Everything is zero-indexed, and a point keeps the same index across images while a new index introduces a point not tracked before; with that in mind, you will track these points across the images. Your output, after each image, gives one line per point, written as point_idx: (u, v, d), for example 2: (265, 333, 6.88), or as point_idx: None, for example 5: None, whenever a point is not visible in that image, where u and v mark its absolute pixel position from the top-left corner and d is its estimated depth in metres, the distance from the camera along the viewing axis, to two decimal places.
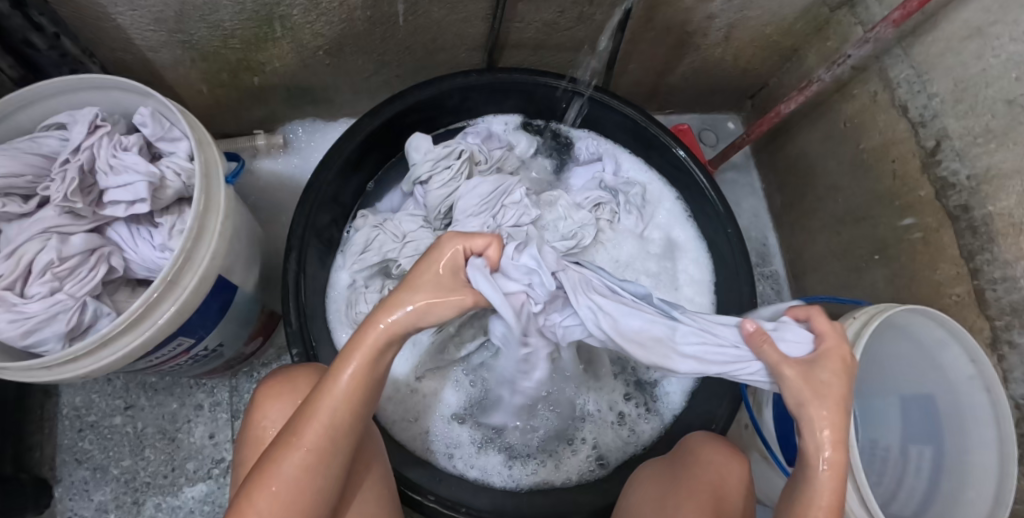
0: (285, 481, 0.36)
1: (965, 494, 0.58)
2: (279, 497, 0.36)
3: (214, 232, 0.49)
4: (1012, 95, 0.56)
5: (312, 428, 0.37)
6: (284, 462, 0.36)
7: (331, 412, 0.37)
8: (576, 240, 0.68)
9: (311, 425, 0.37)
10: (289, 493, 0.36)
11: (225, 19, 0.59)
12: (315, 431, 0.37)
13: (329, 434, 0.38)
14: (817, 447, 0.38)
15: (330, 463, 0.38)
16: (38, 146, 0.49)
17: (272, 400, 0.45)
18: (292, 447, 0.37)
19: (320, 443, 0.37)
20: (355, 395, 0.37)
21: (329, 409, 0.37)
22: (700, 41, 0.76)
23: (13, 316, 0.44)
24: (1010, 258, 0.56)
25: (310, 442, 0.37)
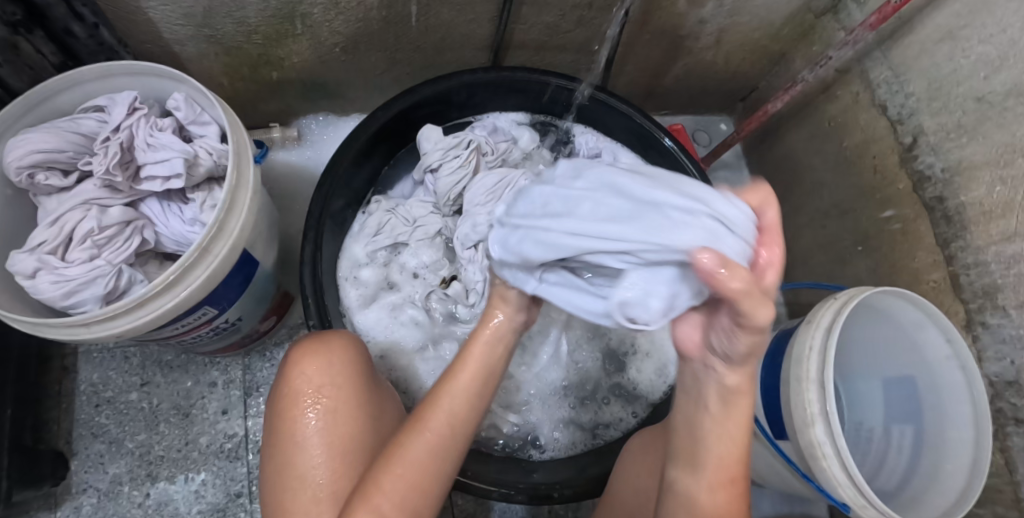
0: (418, 458, 0.42)
1: (944, 468, 0.61)
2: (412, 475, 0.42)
3: (243, 207, 0.52)
4: (980, 93, 0.61)
5: (439, 421, 0.44)
6: (416, 443, 0.43)
7: (449, 408, 0.45)
8: None
9: (437, 415, 0.45)
10: (413, 474, 0.42)
11: (250, 16, 0.63)
12: (440, 423, 0.44)
13: (451, 421, 0.45)
14: (727, 363, 0.37)
15: (455, 447, 0.45)
16: (77, 126, 0.53)
17: (308, 357, 0.48)
18: (420, 431, 0.44)
19: (446, 430, 0.44)
20: (468, 400, 0.46)
21: (451, 400, 0.45)
22: (693, 45, 0.81)
23: (56, 278, 0.47)
24: (982, 244, 0.60)
25: (436, 439, 0.44)
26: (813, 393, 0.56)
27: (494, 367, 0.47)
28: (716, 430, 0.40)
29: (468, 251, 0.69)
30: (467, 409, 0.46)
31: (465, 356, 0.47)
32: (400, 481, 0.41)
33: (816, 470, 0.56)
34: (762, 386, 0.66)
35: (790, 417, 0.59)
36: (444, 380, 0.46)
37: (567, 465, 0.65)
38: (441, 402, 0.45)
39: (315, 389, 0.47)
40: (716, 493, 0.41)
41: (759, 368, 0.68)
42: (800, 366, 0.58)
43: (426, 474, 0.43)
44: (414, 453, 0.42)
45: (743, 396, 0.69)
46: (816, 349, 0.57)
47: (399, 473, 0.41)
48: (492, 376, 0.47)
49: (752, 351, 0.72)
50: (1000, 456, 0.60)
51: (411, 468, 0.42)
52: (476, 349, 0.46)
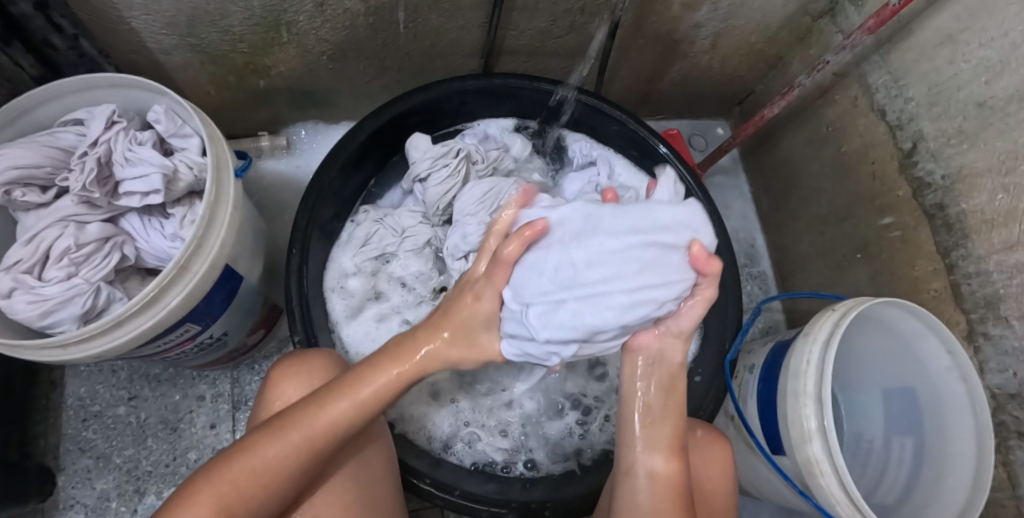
0: (268, 461, 0.39)
1: (945, 482, 0.59)
2: (258, 472, 0.39)
3: (223, 222, 0.51)
4: (981, 98, 0.59)
5: (312, 427, 0.40)
6: (278, 442, 0.39)
7: (328, 418, 0.41)
8: None
9: (315, 420, 0.40)
10: (262, 474, 0.39)
11: (234, 25, 0.62)
12: (312, 427, 0.40)
13: (331, 432, 0.41)
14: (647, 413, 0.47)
15: (317, 454, 0.41)
16: (56, 140, 0.52)
17: (289, 379, 0.47)
18: (282, 436, 0.40)
19: (318, 439, 0.40)
20: (355, 411, 0.41)
21: (339, 405, 0.41)
22: (687, 49, 0.79)
23: (32, 297, 0.46)
24: (983, 253, 0.58)
25: (302, 442, 0.40)
26: (810, 408, 0.55)
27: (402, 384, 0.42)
28: (657, 413, 0.47)
29: (458, 261, 0.68)
30: (350, 415, 0.41)
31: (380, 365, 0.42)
32: (250, 476, 0.38)
33: (814, 487, 0.55)
34: (759, 399, 0.65)
35: (787, 433, 0.58)
36: (345, 383, 0.42)
37: (560, 480, 0.64)
38: (329, 404, 0.41)
39: (293, 411, 0.46)
40: (660, 460, 0.46)
41: (756, 381, 0.67)
42: (797, 381, 0.57)
43: (281, 475, 0.39)
44: (270, 453, 0.39)
45: (739, 409, 0.68)
46: (814, 363, 0.56)
47: (251, 473, 0.39)
48: (393, 387, 0.42)
49: (749, 362, 0.71)
50: (1002, 470, 0.59)
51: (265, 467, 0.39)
52: (389, 362, 0.42)
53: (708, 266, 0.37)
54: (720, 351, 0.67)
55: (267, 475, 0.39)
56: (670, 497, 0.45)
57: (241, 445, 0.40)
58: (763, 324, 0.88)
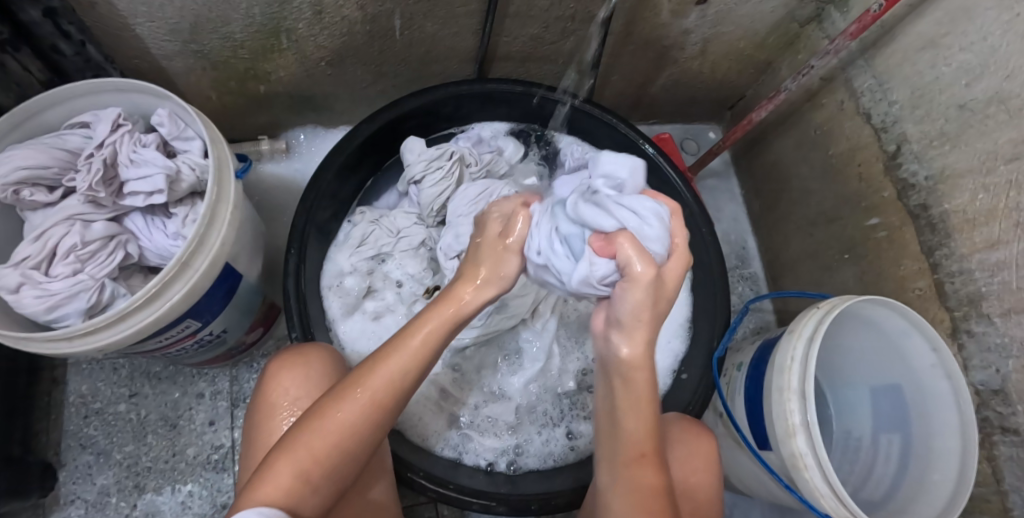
0: (344, 423, 0.40)
1: (931, 477, 0.60)
2: (338, 436, 0.40)
3: (224, 221, 0.53)
4: (963, 101, 0.61)
5: (376, 384, 0.41)
6: (349, 403, 0.41)
7: (391, 375, 0.42)
8: None
9: (378, 378, 0.42)
10: (337, 437, 0.40)
11: (236, 31, 0.64)
12: (377, 385, 0.41)
13: (394, 388, 0.42)
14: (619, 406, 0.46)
15: (389, 411, 0.42)
16: (63, 142, 0.54)
17: (285, 370, 0.49)
18: (348, 397, 0.41)
19: (385, 396, 0.42)
20: (412, 366, 0.42)
21: (396, 364, 0.42)
22: (678, 54, 0.81)
23: (39, 293, 0.48)
24: (966, 252, 0.60)
25: (369, 400, 0.41)
26: (794, 403, 0.56)
27: (447, 339, 0.43)
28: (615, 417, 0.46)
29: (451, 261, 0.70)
30: (411, 370, 0.42)
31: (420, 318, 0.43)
32: (322, 442, 0.40)
33: (799, 481, 0.56)
34: (747, 396, 0.66)
35: (773, 429, 0.59)
36: (395, 340, 0.43)
37: (549, 475, 0.65)
38: (389, 361, 0.42)
39: (292, 401, 0.48)
40: (631, 470, 0.46)
41: (744, 378, 0.68)
42: (783, 377, 0.58)
43: (360, 435, 0.41)
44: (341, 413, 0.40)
45: (728, 406, 0.69)
46: (799, 359, 0.57)
47: (328, 434, 0.40)
48: (444, 339, 0.43)
49: (738, 360, 0.72)
50: (986, 465, 0.60)
51: (337, 433, 0.40)
52: (434, 309, 0.43)
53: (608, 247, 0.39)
54: (708, 349, 0.68)
55: (342, 438, 0.40)
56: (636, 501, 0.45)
57: (314, 413, 0.41)
58: (754, 324, 0.89)
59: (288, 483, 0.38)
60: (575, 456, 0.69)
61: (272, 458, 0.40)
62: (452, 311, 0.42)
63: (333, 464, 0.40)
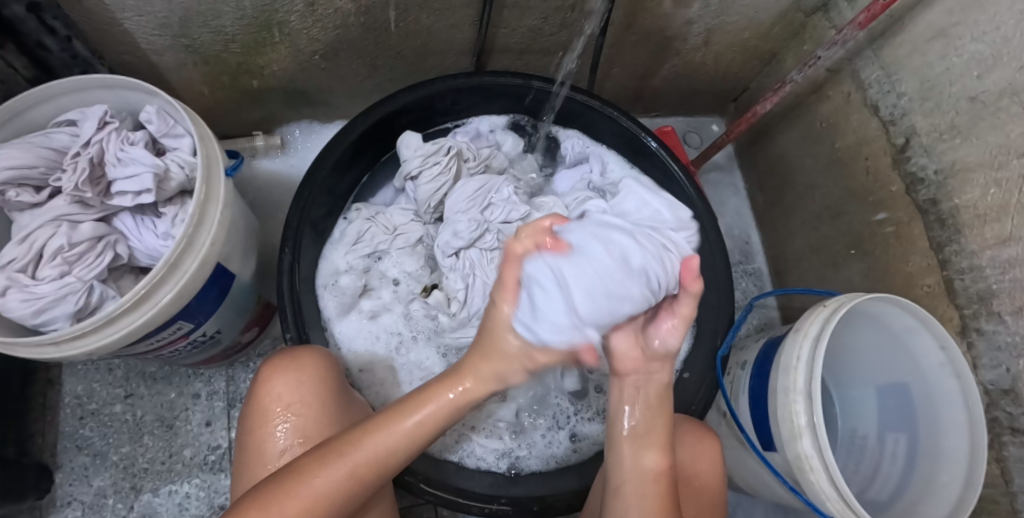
0: (322, 490, 0.40)
1: (938, 478, 0.59)
2: (312, 504, 0.39)
3: (213, 221, 0.52)
4: (974, 92, 0.59)
5: (361, 456, 0.42)
6: (329, 472, 0.40)
7: (377, 449, 0.42)
8: None
9: (363, 450, 0.42)
10: (312, 503, 0.39)
11: (227, 25, 0.62)
12: (364, 455, 0.42)
13: (377, 462, 0.42)
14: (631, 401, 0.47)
15: (366, 485, 0.42)
16: (49, 141, 0.52)
17: (279, 376, 0.47)
18: (337, 463, 0.41)
19: (366, 467, 0.42)
20: (401, 445, 0.43)
21: (384, 439, 0.43)
22: (680, 46, 0.79)
23: (25, 296, 0.47)
24: (977, 248, 0.58)
25: (352, 470, 0.41)
26: (800, 404, 0.55)
27: (439, 423, 0.45)
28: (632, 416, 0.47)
29: (450, 259, 0.69)
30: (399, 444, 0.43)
31: (420, 398, 0.45)
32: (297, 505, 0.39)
33: (805, 483, 0.55)
34: (751, 396, 0.65)
35: (778, 430, 0.58)
36: (390, 414, 0.44)
37: (550, 476, 0.64)
38: (376, 434, 0.43)
39: (286, 410, 0.47)
40: (651, 455, 0.46)
41: (748, 377, 0.67)
42: (788, 377, 0.57)
43: (335, 502, 0.40)
44: (323, 477, 0.40)
45: (731, 406, 0.68)
46: (804, 359, 0.56)
47: (303, 500, 0.39)
48: (440, 421, 0.45)
49: (742, 359, 0.71)
50: (995, 466, 0.59)
51: (313, 497, 0.40)
52: (434, 392, 0.45)
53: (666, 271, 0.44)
54: (711, 348, 0.67)
55: (314, 502, 0.40)
56: (658, 490, 0.45)
57: (292, 473, 0.41)
58: (757, 321, 0.88)
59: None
60: (577, 458, 0.68)
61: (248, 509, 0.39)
62: (444, 392, 0.45)
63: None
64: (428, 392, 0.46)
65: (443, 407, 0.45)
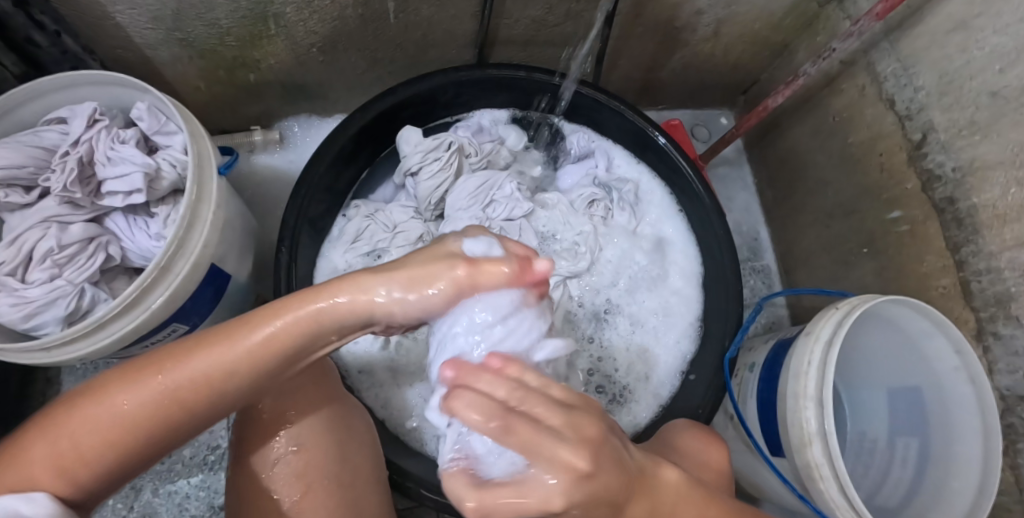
0: (130, 408, 0.32)
1: (950, 485, 0.57)
2: (113, 425, 0.32)
3: (206, 221, 0.50)
4: (995, 87, 0.56)
5: (179, 374, 0.33)
6: (138, 388, 0.32)
7: (204, 367, 0.33)
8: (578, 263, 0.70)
9: (187, 364, 0.33)
10: (111, 426, 0.32)
11: (221, 18, 0.60)
12: (182, 376, 0.33)
13: (207, 382, 0.33)
14: None
15: (190, 408, 0.33)
16: (39, 139, 0.51)
17: None
18: (145, 384, 0.32)
19: (189, 389, 0.33)
20: (239, 364, 0.33)
21: (214, 356, 0.33)
22: (689, 37, 0.77)
23: (14, 300, 0.46)
24: (995, 250, 0.56)
25: (165, 390, 0.32)
26: (810, 410, 0.53)
27: (296, 344, 0.35)
28: None
29: None
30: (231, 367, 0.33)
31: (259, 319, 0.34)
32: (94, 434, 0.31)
33: (813, 490, 0.54)
34: (759, 399, 0.63)
35: (787, 435, 0.56)
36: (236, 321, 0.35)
37: None
38: (206, 347, 0.33)
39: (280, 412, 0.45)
40: None
41: (756, 379, 0.66)
42: (798, 382, 0.55)
43: (148, 429, 0.32)
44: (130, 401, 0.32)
45: (738, 409, 0.66)
46: (816, 364, 0.54)
47: (99, 420, 0.32)
48: (294, 341, 0.34)
49: (750, 361, 0.69)
50: (1009, 474, 0.57)
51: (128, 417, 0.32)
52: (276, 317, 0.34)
53: (471, 377, 0.32)
54: (719, 350, 0.65)
55: (115, 431, 0.32)
56: None
57: (92, 389, 0.33)
58: (765, 320, 0.86)
59: (50, 482, 0.31)
60: None
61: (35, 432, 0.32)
62: (302, 308, 0.34)
63: (101, 457, 0.32)
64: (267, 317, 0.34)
65: (295, 331, 0.34)
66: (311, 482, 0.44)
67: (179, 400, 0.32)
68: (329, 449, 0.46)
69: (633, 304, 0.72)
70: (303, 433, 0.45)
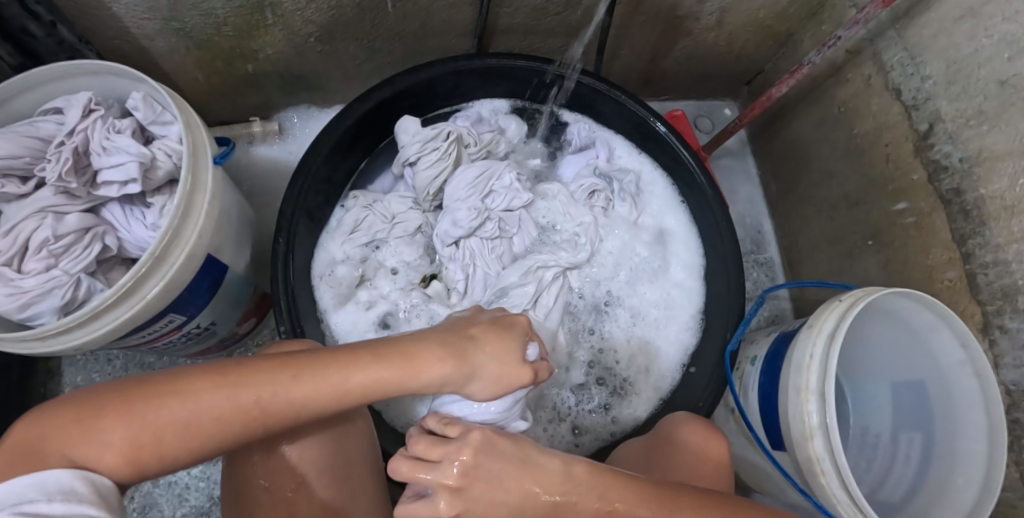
0: (217, 412, 0.36)
1: (953, 480, 0.57)
2: (190, 426, 0.36)
3: (201, 212, 0.50)
4: (1004, 76, 0.55)
5: (267, 399, 0.38)
6: (227, 398, 0.37)
7: (289, 397, 0.38)
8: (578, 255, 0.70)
9: (276, 391, 0.38)
10: (193, 427, 0.36)
11: (217, 7, 0.60)
12: (268, 400, 0.38)
13: (284, 413, 0.38)
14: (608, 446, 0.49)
15: (259, 430, 0.38)
16: (34, 129, 0.51)
17: None
18: (236, 398, 0.37)
19: (270, 413, 0.38)
20: (316, 403, 0.39)
21: (304, 391, 0.39)
22: (691, 25, 0.76)
23: (10, 290, 0.46)
24: (1002, 242, 0.55)
25: (252, 408, 0.37)
26: (812, 404, 0.53)
27: (366, 396, 0.41)
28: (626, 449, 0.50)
29: (449, 248, 0.68)
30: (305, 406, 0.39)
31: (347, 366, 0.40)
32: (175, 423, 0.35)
33: (814, 484, 0.53)
34: (760, 392, 0.63)
35: (788, 428, 0.56)
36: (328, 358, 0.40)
37: None
38: (296, 383, 0.38)
39: None
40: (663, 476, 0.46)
41: (758, 373, 0.65)
42: (800, 376, 0.55)
43: (217, 439, 0.37)
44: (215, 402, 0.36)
45: (739, 403, 0.66)
46: (818, 357, 0.54)
47: (185, 418, 0.36)
48: (365, 396, 0.41)
49: (751, 354, 0.68)
50: (1015, 469, 0.56)
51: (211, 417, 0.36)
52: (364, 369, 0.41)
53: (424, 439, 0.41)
54: (720, 342, 0.65)
55: (191, 428, 0.36)
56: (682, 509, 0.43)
57: (177, 383, 0.37)
58: (768, 313, 0.86)
59: (113, 462, 0.34)
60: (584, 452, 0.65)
61: (112, 402, 0.35)
62: (376, 365, 0.41)
63: (168, 447, 0.36)
64: (355, 365, 0.41)
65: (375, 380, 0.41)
66: (304, 475, 0.44)
67: (255, 419, 0.37)
68: (324, 438, 0.46)
69: (635, 296, 0.72)
70: (308, 435, 0.45)
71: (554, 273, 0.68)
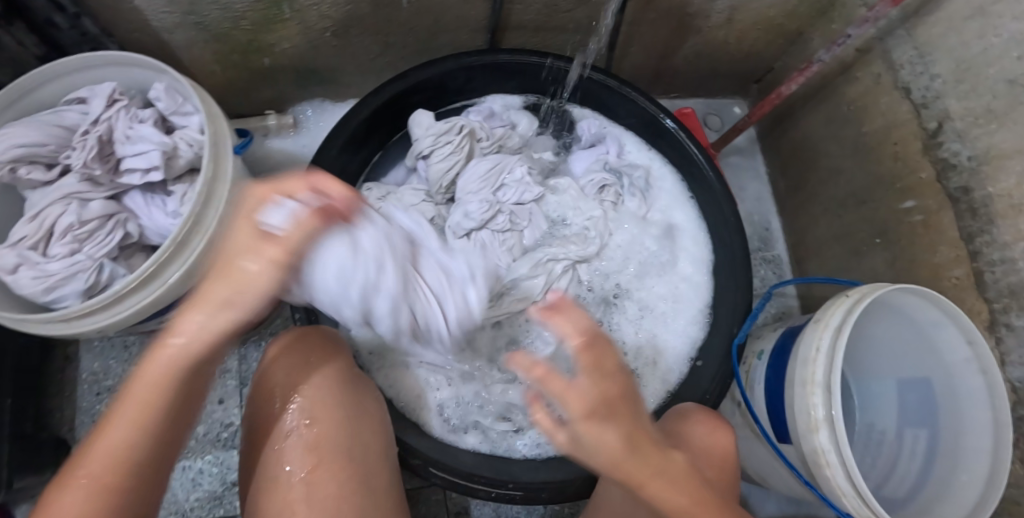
0: (106, 450, 0.33)
1: (958, 477, 0.57)
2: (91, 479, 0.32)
3: (221, 200, 0.51)
4: (1013, 75, 0.56)
5: (133, 394, 0.34)
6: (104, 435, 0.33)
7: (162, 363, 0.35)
8: (588, 248, 0.71)
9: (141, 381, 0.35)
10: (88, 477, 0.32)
11: (236, 1, 0.61)
12: (138, 389, 0.34)
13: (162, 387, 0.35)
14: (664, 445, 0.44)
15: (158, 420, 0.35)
16: (59, 118, 0.52)
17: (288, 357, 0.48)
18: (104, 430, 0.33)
19: (151, 397, 0.34)
20: (188, 341, 0.35)
21: (165, 353, 0.35)
22: (702, 23, 0.76)
23: (36, 273, 0.47)
24: (1009, 240, 0.55)
25: (127, 415, 0.34)
26: (818, 397, 0.53)
27: (232, 296, 0.36)
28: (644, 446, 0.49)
29: (460, 240, 0.68)
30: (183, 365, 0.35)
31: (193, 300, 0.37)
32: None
33: (820, 477, 0.54)
34: (766, 387, 0.63)
35: (794, 421, 0.56)
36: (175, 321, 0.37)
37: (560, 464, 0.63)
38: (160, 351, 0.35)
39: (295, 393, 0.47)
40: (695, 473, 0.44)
41: (764, 367, 0.66)
42: (806, 369, 0.55)
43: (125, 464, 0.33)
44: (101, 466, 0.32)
45: (745, 397, 0.66)
46: (824, 351, 0.54)
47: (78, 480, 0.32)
48: (240, 294, 0.36)
49: (758, 349, 0.69)
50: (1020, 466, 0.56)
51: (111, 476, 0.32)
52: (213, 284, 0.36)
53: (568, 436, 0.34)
54: (727, 336, 0.65)
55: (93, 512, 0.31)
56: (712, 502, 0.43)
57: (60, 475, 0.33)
58: (775, 309, 0.86)
59: None
60: None
61: None
62: (232, 272, 0.36)
63: None
64: (197, 297, 0.37)
65: (231, 283, 0.36)
66: (326, 457, 0.45)
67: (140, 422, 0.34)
68: (340, 425, 0.47)
69: (644, 290, 0.73)
70: (325, 423, 0.47)
71: (563, 266, 0.69)
